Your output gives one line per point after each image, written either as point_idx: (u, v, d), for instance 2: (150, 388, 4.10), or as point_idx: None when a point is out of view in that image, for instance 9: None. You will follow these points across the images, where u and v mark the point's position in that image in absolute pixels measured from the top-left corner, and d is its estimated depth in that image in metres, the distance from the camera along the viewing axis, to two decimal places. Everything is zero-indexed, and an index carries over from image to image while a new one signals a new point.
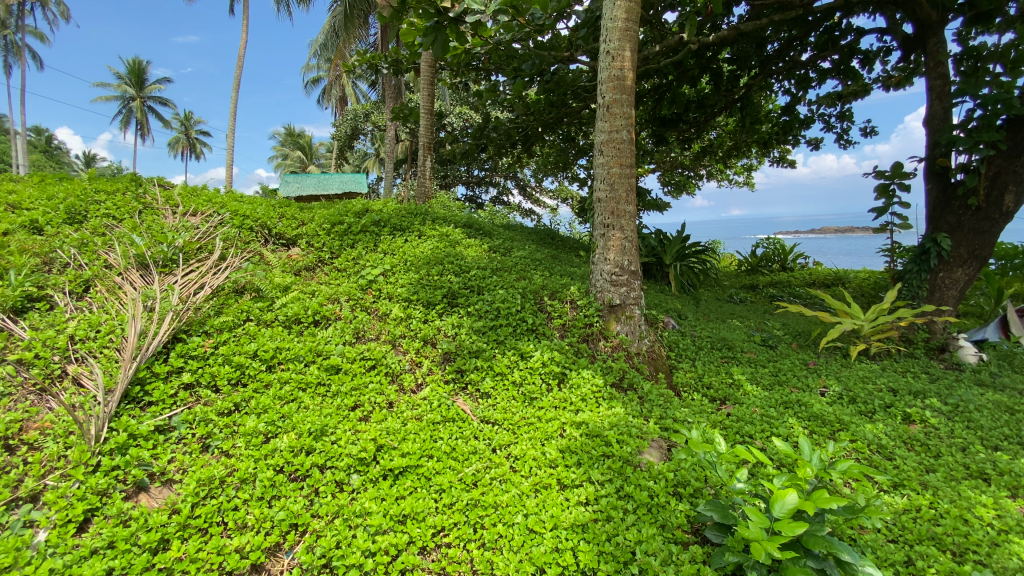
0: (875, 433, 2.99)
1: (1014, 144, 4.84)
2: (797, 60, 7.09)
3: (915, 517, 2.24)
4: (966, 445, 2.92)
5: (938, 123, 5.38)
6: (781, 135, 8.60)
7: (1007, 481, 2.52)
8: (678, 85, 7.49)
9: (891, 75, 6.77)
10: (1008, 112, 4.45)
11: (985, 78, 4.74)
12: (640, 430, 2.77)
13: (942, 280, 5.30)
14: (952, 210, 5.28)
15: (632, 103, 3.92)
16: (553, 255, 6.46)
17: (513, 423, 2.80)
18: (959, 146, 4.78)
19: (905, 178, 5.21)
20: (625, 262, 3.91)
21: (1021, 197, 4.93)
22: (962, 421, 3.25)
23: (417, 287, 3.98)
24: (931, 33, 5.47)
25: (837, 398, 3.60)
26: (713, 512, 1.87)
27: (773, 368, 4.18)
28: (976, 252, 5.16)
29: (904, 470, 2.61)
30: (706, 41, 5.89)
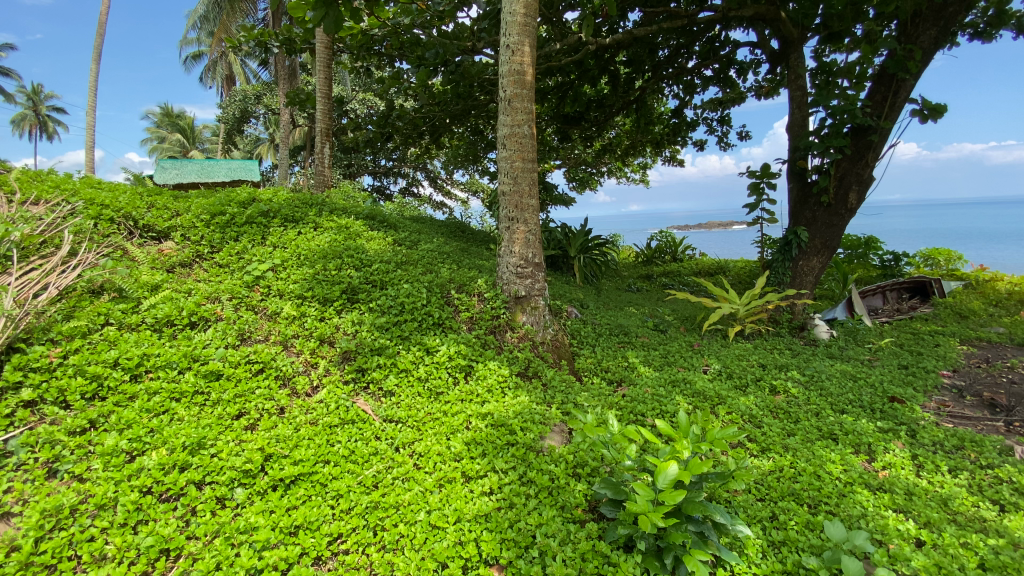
0: (747, 404, 3.35)
1: (856, 149, 5.64)
2: (684, 66, 7.67)
3: (779, 476, 2.54)
4: (820, 410, 3.38)
5: (798, 129, 6.11)
6: (671, 136, 9.30)
7: (851, 440, 2.95)
8: (580, 84, 7.76)
9: (762, 85, 7.56)
10: (852, 121, 5.18)
11: (835, 91, 5.45)
12: (543, 416, 2.86)
13: (801, 268, 6.08)
14: (809, 207, 6.04)
15: (533, 98, 3.98)
16: (461, 248, 6.44)
17: (417, 419, 2.74)
18: (815, 150, 5.48)
19: (773, 177, 5.86)
20: (530, 254, 3.99)
21: (862, 195, 5.76)
22: (816, 388, 3.76)
23: (313, 283, 3.74)
24: (792, 49, 6.18)
25: (717, 373, 4.01)
26: (606, 489, 1.97)
27: (663, 351, 4.51)
28: (827, 243, 5.96)
29: (770, 435, 2.95)
30: (603, 42, 6.13)
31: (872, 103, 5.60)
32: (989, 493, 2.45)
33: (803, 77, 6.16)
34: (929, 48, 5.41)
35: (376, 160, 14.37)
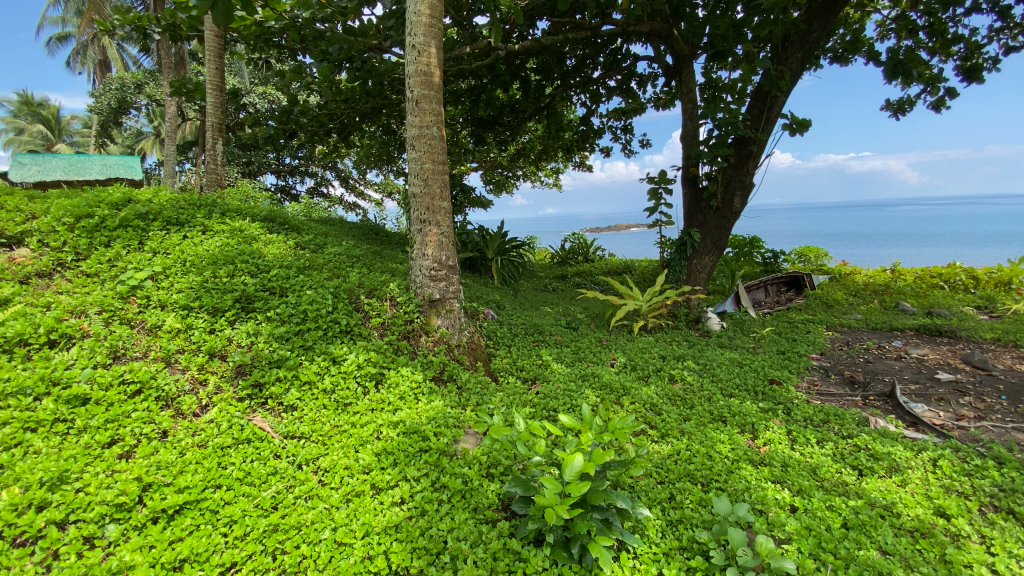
0: (649, 394, 3.59)
1: (739, 158, 6.24)
2: (590, 76, 8.03)
3: (677, 459, 2.74)
4: (711, 394, 3.71)
5: (690, 138, 6.65)
6: (580, 142, 9.71)
7: (737, 421, 3.26)
8: (492, 89, 7.84)
9: (659, 97, 8.12)
10: (734, 133, 5.73)
11: (720, 105, 6.00)
12: (457, 419, 2.85)
13: (695, 266, 6.62)
14: (701, 210, 6.58)
15: (441, 100, 3.96)
16: (373, 251, 6.23)
17: (323, 433, 2.62)
18: (705, 159, 5.99)
19: (669, 183, 6.33)
20: (443, 257, 3.96)
21: (744, 200, 6.39)
22: (708, 375, 4.12)
23: (202, 292, 3.43)
24: (684, 65, 6.71)
25: (623, 366, 4.25)
26: (517, 486, 2.00)
27: (574, 347, 4.70)
28: (717, 243, 6.54)
29: (669, 422, 3.17)
30: (512, 49, 6.25)
31: (751, 117, 6.23)
32: (849, 460, 2.82)
33: (693, 91, 6.71)
34: (796, 70, 6.13)
35: (280, 158, 13.50)
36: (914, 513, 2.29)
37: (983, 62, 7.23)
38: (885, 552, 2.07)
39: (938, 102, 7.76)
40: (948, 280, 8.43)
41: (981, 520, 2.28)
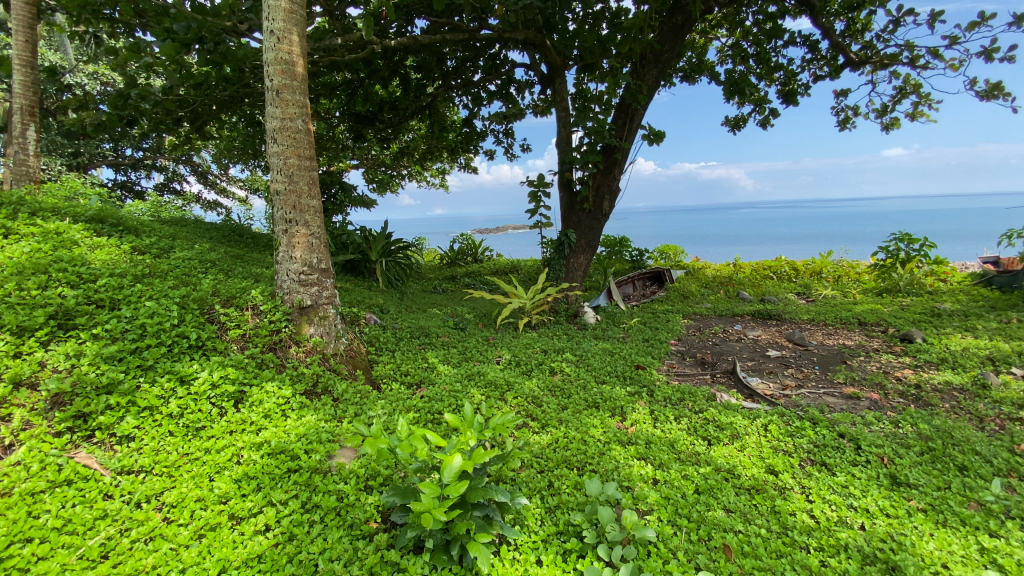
0: (531, 387, 3.72)
1: (607, 164, 6.73)
2: (470, 78, 8.08)
3: (556, 447, 2.87)
4: (587, 383, 3.95)
5: (564, 144, 7.02)
6: (463, 144, 9.76)
7: (609, 405, 3.52)
8: (370, 83, 7.52)
9: (537, 103, 8.45)
10: (602, 141, 6.17)
11: (590, 114, 6.42)
12: (332, 433, 2.69)
13: (573, 265, 7.01)
14: (576, 212, 6.98)
15: (306, 92, 3.69)
16: (234, 255, 5.63)
17: (168, 464, 2.30)
18: (577, 164, 6.37)
19: (547, 186, 6.62)
20: (314, 260, 3.71)
21: (613, 203, 6.92)
22: (585, 365, 4.39)
23: (1, 308, 2.80)
24: (557, 74, 7.06)
25: (508, 363, 4.35)
26: (395, 495, 1.93)
27: (461, 347, 4.70)
28: (590, 243, 6.99)
29: (550, 412, 3.31)
30: (389, 44, 6.07)
31: (616, 127, 6.76)
32: (700, 432, 3.18)
33: (566, 99, 7.09)
34: (652, 85, 6.78)
35: (118, 149, 11.54)
36: (751, 473, 2.66)
37: (797, 88, 8.65)
38: (729, 510, 2.36)
39: (765, 120, 9.11)
40: (776, 271, 9.96)
41: (801, 472, 2.72)
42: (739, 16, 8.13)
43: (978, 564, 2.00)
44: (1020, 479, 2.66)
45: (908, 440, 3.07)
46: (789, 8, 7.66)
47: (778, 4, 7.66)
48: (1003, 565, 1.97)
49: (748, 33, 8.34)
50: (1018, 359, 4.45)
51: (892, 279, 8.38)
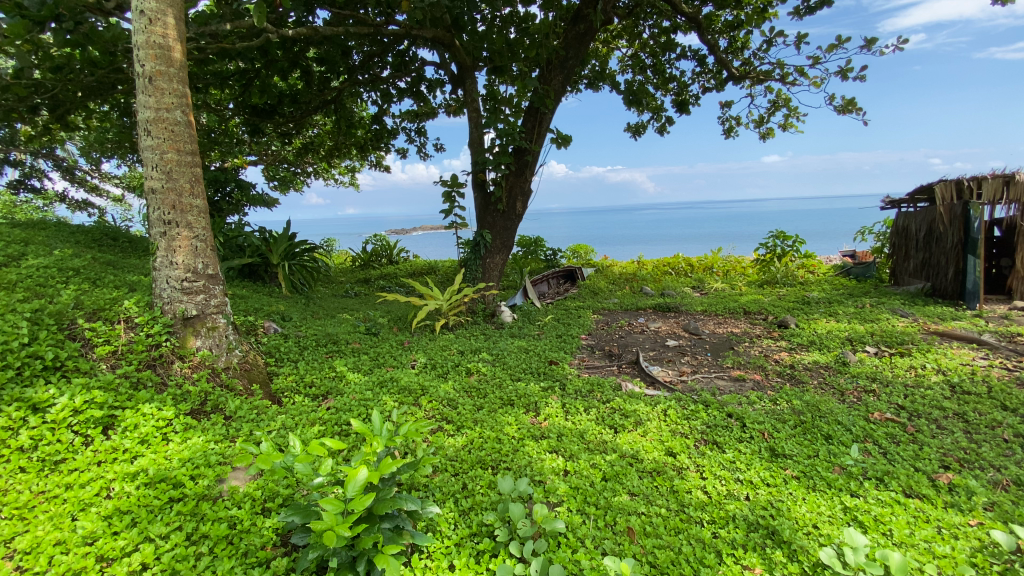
0: (446, 390, 3.68)
1: (519, 166, 6.84)
2: (377, 74, 7.82)
3: (470, 447, 2.86)
4: (502, 381, 3.98)
5: (477, 144, 7.02)
6: (374, 141, 9.41)
7: (523, 402, 3.57)
8: (267, 74, 7.00)
9: (448, 102, 8.38)
10: (513, 143, 6.26)
11: (501, 116, 6.48)
12: (222, 455, 2.46)
13: (489, 265, 7.04)
14: (490, 213, 7.01)
15: (185, 81, 3.34)
16: (105, 262, 4.97)
17: (18, 506, 1.97)
18: (490, 165, 6.41)
19: (460, 186, 6.58)
20: (200, 266, 3.38)
21: (525, 204, 7.05)
22: (501, 364, 4.42)
23: None
24: (466, 74, 7.03)
25: (423, 366, 4.27)
26: (294, 515, 1.80)
27: (372, 353, 4.53)
28: (505, 243, 7.06)
29: (464, 414, 3.29)
30: (286, 35, 5.69)
31: (526, 129, 6.89)
32: (608, 421, 3.34)
33: (476, 101, 7.10)
34: (559, 90, 7.00)
35: None
36: (652, 456, 2.84)
37: (689, 99, 9.38)
38: (633, 494, 2.50)
39: (662, 127, 9.78)
40: (674, 267, 10.73)
41: (696, 452, 2.95)
42: (637, 28, 8.65)
43: (841, 521, 2.28)
44: (872, 443, 3.09)
45: (784, 415, 3.45)
46: (680, 24, 8.29)
47: (670, 20, 8.25)
48: (860, 521, 2.27)
49: (645, 44, 8.89)
50: (869, 339, 5.19)
51: (771, 271, 9.39)
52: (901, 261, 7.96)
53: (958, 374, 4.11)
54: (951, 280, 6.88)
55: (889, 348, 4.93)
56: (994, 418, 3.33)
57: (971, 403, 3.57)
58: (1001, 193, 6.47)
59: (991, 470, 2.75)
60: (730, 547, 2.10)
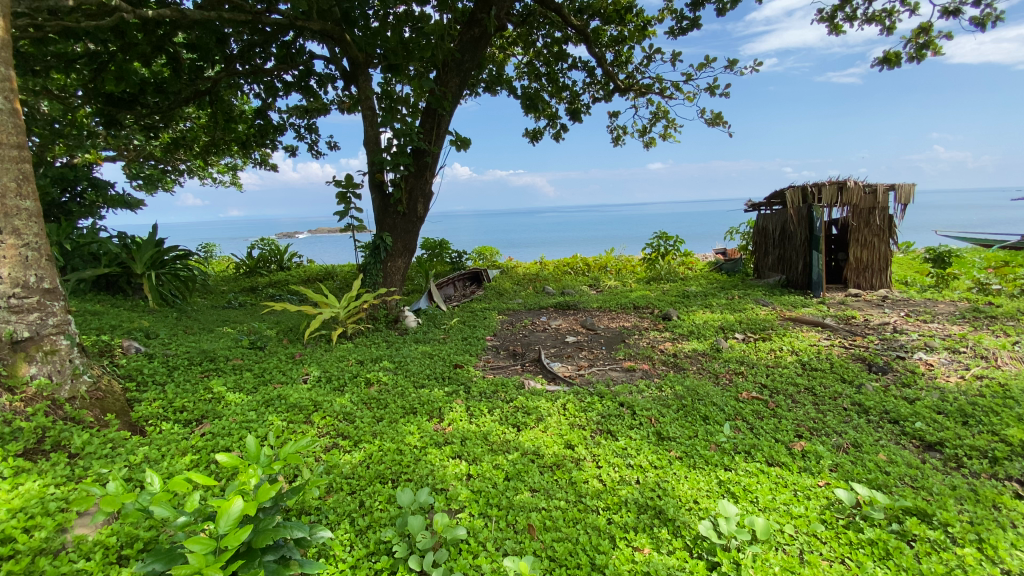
0: (342, 404, 3.49)
1: (418, 167, 6.69)
2: (259, 66, 7.21)
3: (369, 462, 2.74)
4: (404, 389, 3.87)
5: (373, 144, 6.77)
6: (258, 138, 8.66)
7: (426, 409, 3.49)
8: (125, 59, 6.15)
9: (341, 99, 7.97)
10: (410, 143, 6.11)
11: (397, 116, 6.30)
12: (65, 501, 2.11)
13: (390, 269, 6.80)
14: (389, 215, 6.78)
15: (8, 62, 2.82)
16: None
17: None
18: (387, 165, 6.20)
19: (356, 187, 6.29)
20: (32, 279, 2.87)
21: (426, 205, 6.92)
22: (402, 371, 4.29)
23: None
24: (359, 71, 6.72)
25: (316, 380, 4.01)
26: (156, 562, 1.59)
27: (257, 369, 4.16)
28: (407, 246, 6.88)
29: (362, 427, 3.14)
30: (146, 16, 5.03)
31: (424, 130, 6.76)
32: (511, 420, 3.39)
33: (371, 99, 6.83)
34: (456, 93, 6.97)
35: None
36: (552, 451, 2.94)
37: (581, 107, 9.87)
38: (534, 490, 2.56)
39: (558, 133, 10.18)
40: (573, 267, 11.22)
41: (592, 442, 3.10)
42: (531, 37, 8.91)
43: (716, 494, 2.53)
44: (741, 419, 3.48)
45: (669, 401, 3.76)
46: (571, 35, 8.68)
47: (562, 31, 8.60)
48: (733, 492, 2.54)
49: (539, 53, 9.19)
50: (737, 326, 5.83)
51: (657, 269, 10.20)
52: (762, 257, 9.05)
53: (807, 354, 4.77)
54: (801, 273, 7.97)
55: (753, 334, 5.59)
56: (835, 390, 3.91)
57: (817, 378, 4.17)
58: (836, 197, 7.61)
59: (834, 435, 3.22)
60: (623, 531, 2.23)
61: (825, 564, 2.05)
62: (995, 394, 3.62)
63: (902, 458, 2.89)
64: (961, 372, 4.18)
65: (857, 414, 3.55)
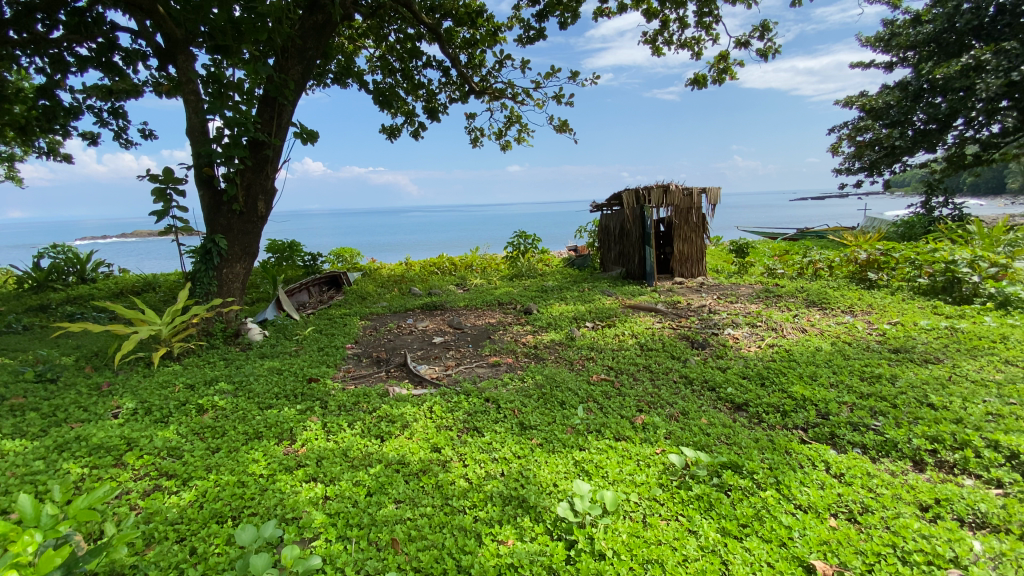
0: (166, 438, 2.99)
1: (256, 160, 6.03)
2: (41, 34, 5.83)
3: (201, 503, 2.39)
4: (246, 413, 3.45)
5: (198, 134, 5.92)
6: (43, 122, 7.03)
7: (273, 432, 3.16)
8: None
9: (157, 81, 6.83)
10: (246, 134, 5.47)
11: (228, 103, 5.59)
12: None
13: (226, 275, 6.02)
14: (222, 214, 5.99)
15: None
16: None
17: None
18: (218, 158, 5.47)
19: (178, 183, 5.44)
20: None
21: (268, 204, 6.27)
22: (243, 393, 3.82)
23: None
24: (178, 49, 5.80)
25: (131, 414, 3.38)
26: None
27: (47, 408, 3.37)
28: (246, 249, 6.16)
29: (192, 463, 2.73)
30: None
31: (262, 120, 6.10)
32: (373, 431, 3.23)
33: (194, 83, 5.95)
34: (298, 82, 6.41)
35: None
36: (418, 457, 2.87)
37: (438, 106, 9.82)
38: (398, 501, 2.47)
39: (416, 131, 10.01)
40: (439, 267, 11.16)
41: (458, 441, 3.10)
42: (382, 30, 8.59)
43: (573, 475, 2.72)
44: (593, 401, 3.79)
45: (530, 391, 3.94)
46: (423, 33, 8.57)
47: (414, 28, 8.45)
48: (586, 470, 2.75)
49: (392, 48, 8.92)
50: (588, 316, 6.35)
51: (518, 266, 10.63)
52: (607, 252, 9.97)
53: (644, 336, 5.38)
54: (638, 265, 8.95)
55: (601, 322, 6.13)
56: (667, 366, 4.47)
57: (653, 357, 4.73)
58: (662, 199, 8.68)
59: (667, 406, 3.67)
60: (488, 526, 2.28)
61: (663, 523, 2.32)
62: (781, 358, 4.48)
63: (719, 419, 3.41)
64: (758, 342, 5.09)
65: (684, 384, 4.11)
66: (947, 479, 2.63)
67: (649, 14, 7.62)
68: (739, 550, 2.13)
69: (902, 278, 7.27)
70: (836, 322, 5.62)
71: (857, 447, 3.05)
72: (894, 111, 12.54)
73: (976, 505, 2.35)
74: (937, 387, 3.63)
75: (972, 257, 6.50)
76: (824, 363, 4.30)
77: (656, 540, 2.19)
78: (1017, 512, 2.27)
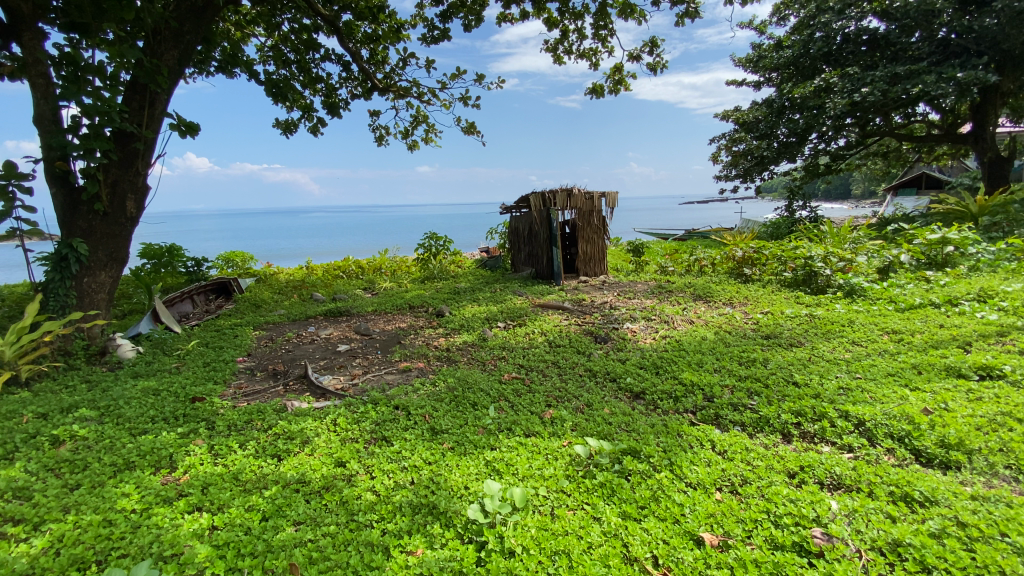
0: (9, 478, 2.55)
1: (123, 155, 5.34)
2: None
3: (57, 550, 2.07)
4: (114, 441, 3.04)
5: (49, 123, 5.12)
6: None
7: (149, 460, 2.82)
8: None
9: None
10: (110, 124, 4.82)
11: (87, 88, 4.88)
12: None
13: (87, 285, 5.26)
14: (81, 215, 5.23)
15: None
16: None
17: None
18: (74, 151, 4.76)
19: (21, 179, 4.65)
20: None
21: (138, 203, 5.58)
22: (111, 419, 3.37)
23: None
24: (22, 25, 4.97)
25: None
26: None
27: None
28: (113, 255, 5.44)
29: (44, 504, 2.35)
30: None
31: (130, 110, 5.41)
32: (269, 450, 3.00)
33: (45, 65, 5.09)
34: (174, 69, 5.78)
35: None
36: (321, 474, 2.72)
37: (338, 102, 9.38)
38: (298, 522, 2.33)
39: (315, 128, 9.48)
40: (344, 270, 10.66)
41: (365, 453, 2.99)
42: (274, 19, 8.02)
43: (483, 475, 2.74)
44: (504, 400, 3.84)
45: (442, 394, 3.90)
46: (321, 25, 8.15)
47: (310, 18, 7.99)
48: (497, 470, 2.78)
49: (285, 38, 8.36)
50: (499, 316, 6.43)
51: (428, 268, 10.48)
52: (516, 253, 10.20)
53: (552, 334, 5.56)
54: (545, 265, 9.23)
55: (512, 322, 6.24)
56: (574, 360, 4.66)
57: (561, 353, 4.91)
58: (566, 201, 9.02)
59: (573, 400, 3.83)
60: (396, 538, 2.22)
61: (569, 513, 2.41)
62: (674, 348, 4.88)
63: (620, 408, 3.62)
64: (653, 334, 5.48)
65: (589, 377, 4.32)
66: (809, 448, 3.03)
67: (550, 22, 7.88)
68: (638, 531, 2.27)
69: (771, 272, 8.23)
70: (719, 313, 6.22)
71: (737, 425, 3.39)
72: (763, 125, 14.07)
73: (832, 468, 2.72)
74: (800, 367, 4.16)
75: (824, 253, 7.54)
76: (709, 351, 4.74)
77: (562, 530, 2.27)
78: (863, 472, 2.66)
